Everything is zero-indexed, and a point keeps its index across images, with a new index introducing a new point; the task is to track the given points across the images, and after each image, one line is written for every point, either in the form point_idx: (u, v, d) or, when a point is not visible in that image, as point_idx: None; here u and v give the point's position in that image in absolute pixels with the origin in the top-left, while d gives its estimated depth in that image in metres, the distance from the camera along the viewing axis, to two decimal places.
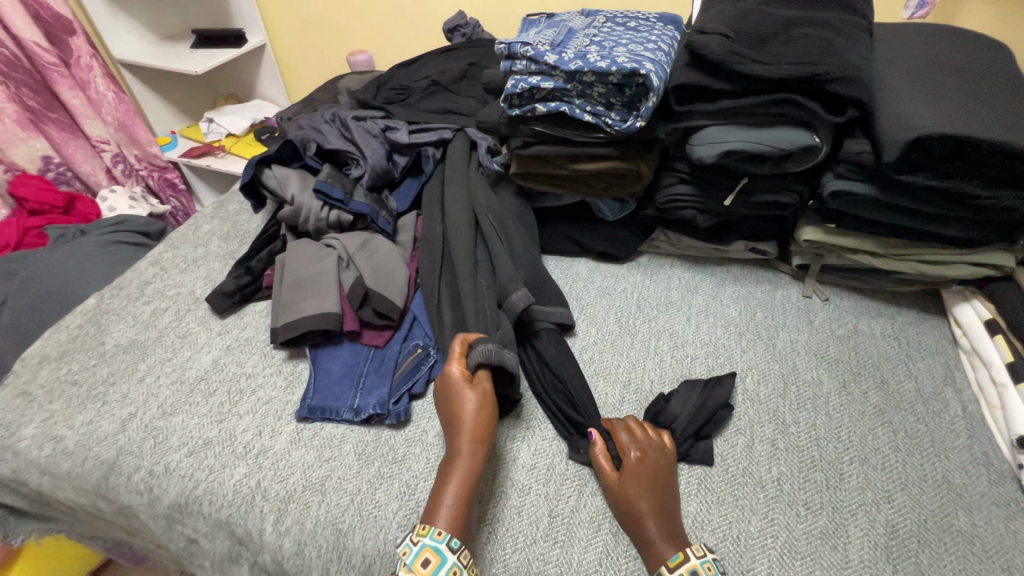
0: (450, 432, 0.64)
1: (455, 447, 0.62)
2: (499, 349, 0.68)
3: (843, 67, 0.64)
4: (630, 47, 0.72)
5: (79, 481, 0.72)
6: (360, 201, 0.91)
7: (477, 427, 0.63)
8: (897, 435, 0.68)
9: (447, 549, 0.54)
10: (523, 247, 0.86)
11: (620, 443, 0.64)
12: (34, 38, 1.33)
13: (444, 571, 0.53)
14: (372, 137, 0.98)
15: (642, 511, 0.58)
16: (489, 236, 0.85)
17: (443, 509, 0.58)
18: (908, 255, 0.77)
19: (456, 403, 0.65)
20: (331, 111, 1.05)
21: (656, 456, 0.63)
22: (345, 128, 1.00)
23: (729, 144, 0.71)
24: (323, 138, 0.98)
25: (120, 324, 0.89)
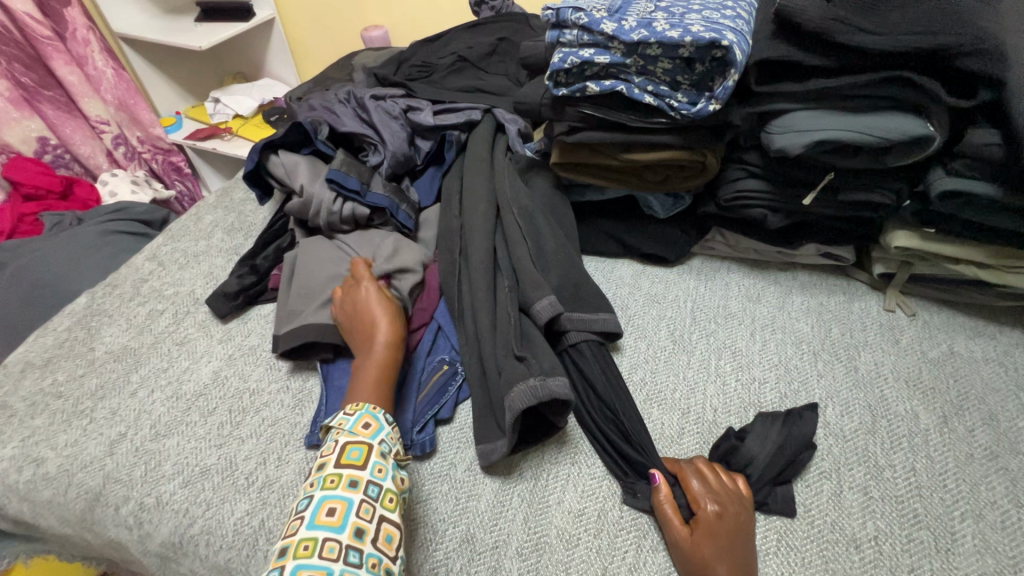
0: (361, 331, 0.65)
1: (370, 342, 0.64)
2: (547, 382, 0.57)
3: (978, 37, 0.52)
4: (704, 13, 0.60)
5: (62, 512, 0.64)
6: (377, 193, 0.80)
7: (394, 319, 0.66)
8: (1017, 487, 0.56)
9: (383, 416, 0.56)
10: (565, 249, 0.75)
11: (690, 492, 0.54)
12: (26, 10, 1.23)
13: (384, 436, 0.55)
14: (391, 119, 0.87)
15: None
16: (526, 236, 0.74)
17: (367, 389, 0.59)
18: (1022, 266, 0.65)
19: (365, 304, 0.67)
20: (343, 90, 0.94)
21: (734, 512, 0.52)
22: (360, 109, 0.89)
23: (820, 133, 0.59)
24: (336, 120, 0.87)
25: (112, 329, 0.80)
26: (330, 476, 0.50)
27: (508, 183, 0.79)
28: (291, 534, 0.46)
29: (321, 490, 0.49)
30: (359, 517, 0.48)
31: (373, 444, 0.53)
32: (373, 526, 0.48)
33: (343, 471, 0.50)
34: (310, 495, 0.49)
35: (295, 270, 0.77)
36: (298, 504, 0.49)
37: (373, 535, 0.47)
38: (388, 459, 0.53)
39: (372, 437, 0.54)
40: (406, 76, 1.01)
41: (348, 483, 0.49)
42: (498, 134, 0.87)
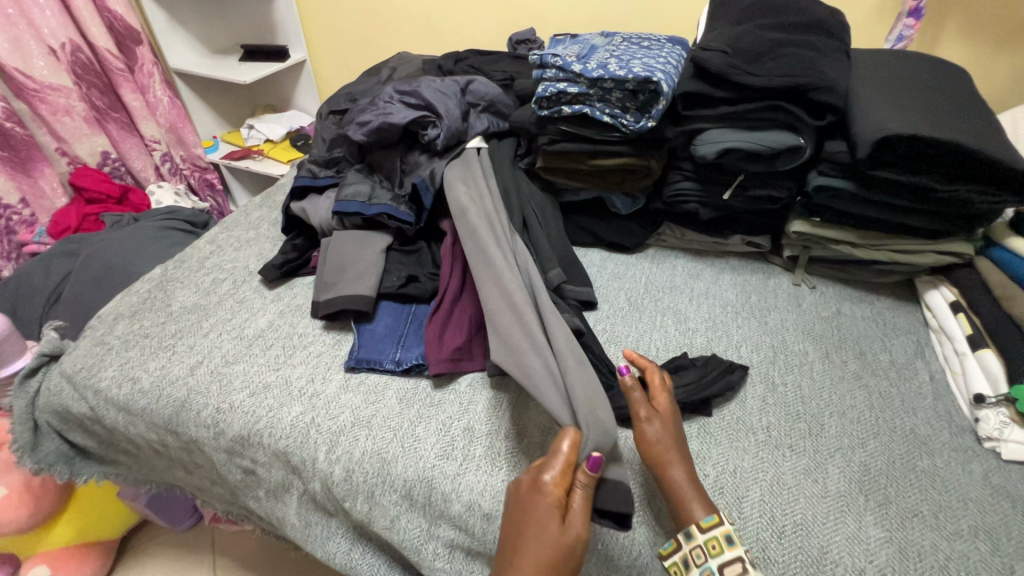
0: (511, 555, 0.55)
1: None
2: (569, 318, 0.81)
3: (822, 79, 0.77)
4: (644, 60, 0.86)
5: (153, 417, 0.82)
6: (381, 201, 0.97)
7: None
8: (872, 395, 0.77)
9: None
10: (556, 231, 0.96)
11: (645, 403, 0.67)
12: (106, 46, 1.49)
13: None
14: (447, 98, 1.02)
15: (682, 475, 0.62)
16: (533, 223, 0.94)
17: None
18: (883, 245, 0.88)
19: (535, 527, 0.55)
20: (389, 87, 1.07)
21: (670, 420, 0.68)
22: (411, 97, 1.03)
23: (727, 143, 0.82)
24: (394, 112, 1.00)
25: (184, 290, 1.00)
26: None
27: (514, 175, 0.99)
28: None
29: None
30: None
31: None
32: None
33: None
34: None
35: (327, 250, 0.96)
36: None
37: None
38: None
39: None
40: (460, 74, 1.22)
41: None
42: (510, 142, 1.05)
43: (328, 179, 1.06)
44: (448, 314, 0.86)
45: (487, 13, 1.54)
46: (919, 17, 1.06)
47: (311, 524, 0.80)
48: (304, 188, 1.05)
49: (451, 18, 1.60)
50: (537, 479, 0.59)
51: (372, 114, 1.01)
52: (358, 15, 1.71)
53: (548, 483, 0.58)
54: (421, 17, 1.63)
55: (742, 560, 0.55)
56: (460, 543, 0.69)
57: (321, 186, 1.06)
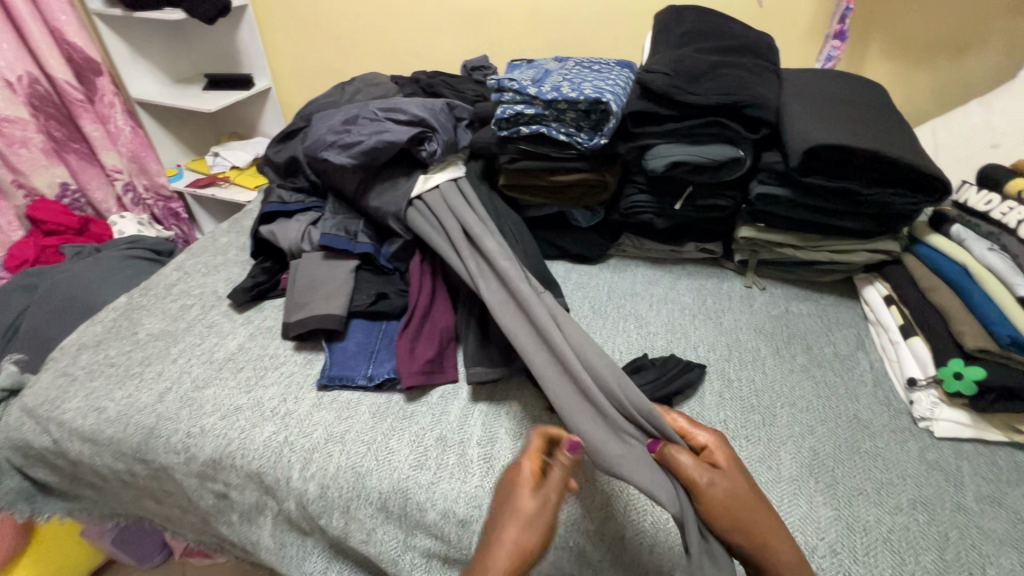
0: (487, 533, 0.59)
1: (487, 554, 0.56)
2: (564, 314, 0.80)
3: (754, 97, 0.84)
4: (594, 83, 0.92)
5: (121, 446, 0.82)
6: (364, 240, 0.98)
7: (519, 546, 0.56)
8: (818, 385, 0.83)
9: None
10: (529, 247, 0.99)
11: (708, 486, 0.60)
12: (65, 77, 1.48)
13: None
14: (437, 114, 1.00)
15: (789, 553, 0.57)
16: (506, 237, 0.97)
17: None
18: (822, 246, 0.95)
19: (511, 503, 0.59)
20: (365, 105, 1.01)
21: (746, 485, 0.61)
22: (398, 114, 0.97)
23: (675, 156, 0.88)
24: (385, 132, 0.94)
25: (151, 318, 1.00)
26: None
27: (485, 193, 1.00)
28: None
29: None
30: None
31: None
32: None
33: None
34: None
35: (295, 272, 0.97)
36: None
37: None
38: None
39: None
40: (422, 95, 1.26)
41: None
42: (477, 163, 1.06)
43: (303, 206, 1.08)
44: (419, 328, 0.89)
45: (449, 40, 1.60)
46: (844, 39, 1.17)
47: (286, 545, 0.80)
48: (276, 212, 1.07)
49: (416, 45, 1.65)
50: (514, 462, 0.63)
51: (359, 135, 0.94)
52: (322, 43, 1.75)
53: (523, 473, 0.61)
54: (385, 44, 1.68)
55: None
56: (436, 551, 0.71)
57: (292, 210, 1.07)
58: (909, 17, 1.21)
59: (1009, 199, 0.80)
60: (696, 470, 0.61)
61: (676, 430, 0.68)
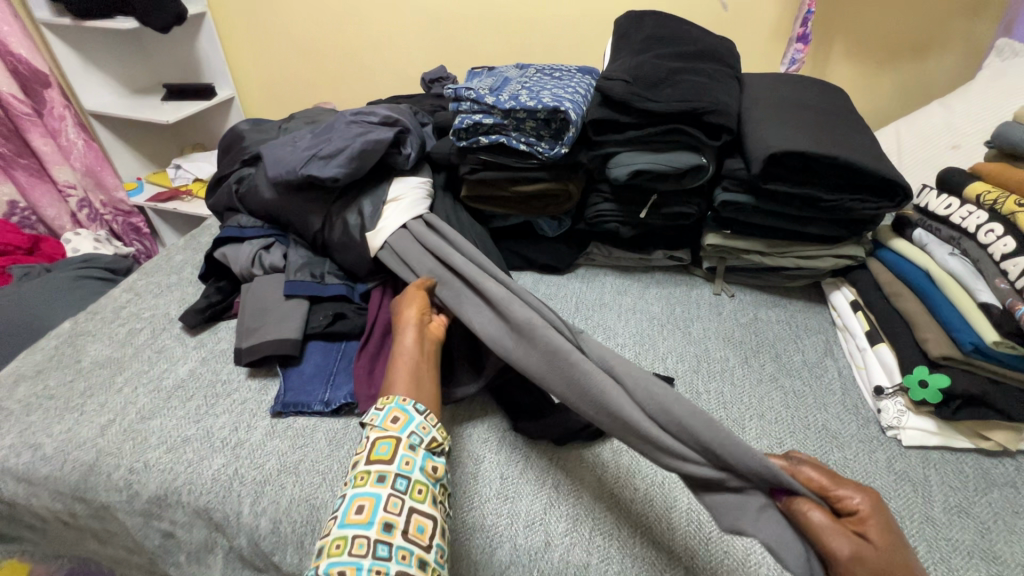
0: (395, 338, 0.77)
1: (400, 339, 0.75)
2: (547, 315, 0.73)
3: (714, 103, 0.83)
4: (554, 91, 0.89)
5: (59, 485, 0.77)
6: (334, 282, 0.93)
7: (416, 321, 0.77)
8: (787, 396, 0.81)
9: (413, 409, 0.64)
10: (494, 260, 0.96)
11: (843, 554, 0.51)
12: (10, 90, 1.42)
13: (411, 427, 0.63)
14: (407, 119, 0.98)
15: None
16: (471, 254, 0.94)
17: (398, 389, 0.68)
18: (789, 252, 0.93)
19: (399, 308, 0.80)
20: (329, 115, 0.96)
21: (897, 553, 0.50)
22: (369, 117, 0.94)
23: (638, 164, 0.86)
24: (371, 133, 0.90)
25: (97, 344, 0.94)
26: (358, 476, 0.59)
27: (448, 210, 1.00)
28: (327, 534, 0.55)
29: (352, 488, 0.58)
30: (387, 512, 0.56)
31: (401, 437, 0.62)
32: (403, 518, 0.56)
33: (371, 469, 0.59)
34: (344, 493, 0.58)
35: (246, 296, 0.93)
36: (336, 506, 0.59)
37: (401, 528, 0.55)
38: (416, 453, 0.61)
39: (400, 431, 0.62)
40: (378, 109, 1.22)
41: (376, 480, 0.58)
42: (440, 174, 1.04)
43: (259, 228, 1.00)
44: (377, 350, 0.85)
45: (414, 47, 1.57)
46: (806, 42, 1.17)
47: None
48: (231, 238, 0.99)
49: (381, 53, 1.62)
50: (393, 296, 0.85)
51: (340, 141, 0.89)
52: (285, 51, 1.71)
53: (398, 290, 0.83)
54: (349, 51, 1.64)
55: None
56: None
57: (250, 234, 0.99)
58: (869, 19, 1.22)
59: (968, 202, 0.80)
60: (830, 531, 0.52)
61: (811, 485, 0.57)
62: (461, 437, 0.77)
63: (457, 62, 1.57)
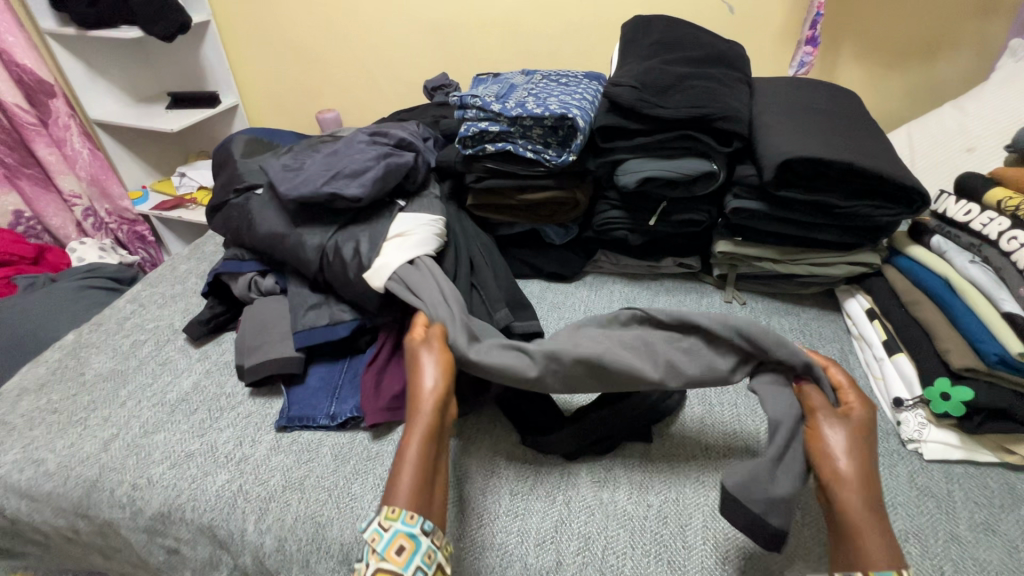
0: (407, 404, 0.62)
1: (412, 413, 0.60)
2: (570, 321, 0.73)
3: (725, 109, 0.81)
4: (560, 98, 0.88)
5: (62, 501, 0.76)
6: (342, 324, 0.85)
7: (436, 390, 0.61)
8: None
9: (420, 533, 0.51)
10: (502, 269, 0.95)
11: (820, 422, 0.58)
12: (15, 100, 1.42)
13: (418, 558, 0.50)
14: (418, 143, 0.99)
15: (874, 510, 0.52)
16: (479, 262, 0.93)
17: (403, 499, 0.53)
18: (802, 259, 0.92)
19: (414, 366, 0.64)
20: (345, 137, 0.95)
21: (863, 437, 0.56)
22: (384, 139, 0.95)
23: (647, 171, 0.84)
24: (392, 161, 0.89)
25: (100, 356, 0.93)
26: None
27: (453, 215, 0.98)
28: None
29: None
30: None
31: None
32: None
33: None
34: None
35: (248, 313, 0.91)
36: None
37: None
38: None
39: (403, 567, 0.49)
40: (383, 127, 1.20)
41: None
42: (445, 183, 1.03)
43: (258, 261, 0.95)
44: (384, 362, 0.83)
45: (418, 53, 1.56)
46: (816, 44, 1.15)
47: None
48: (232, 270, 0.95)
49: (385, 59, 1.61)
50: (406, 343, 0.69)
51: (361, 165, 0.87)
52: (289, 59, 1.71)
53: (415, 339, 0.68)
54: (353, 58, 1.64)
55: None
56: None
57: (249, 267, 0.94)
58: (879, 21, 1.20)
59: (989, 209, 0.78)
60: (819, 404, 0.59)
61: (833, 383, 0.62)
62: (467, 452, 0.76)
63: (461, 67, 1.56)
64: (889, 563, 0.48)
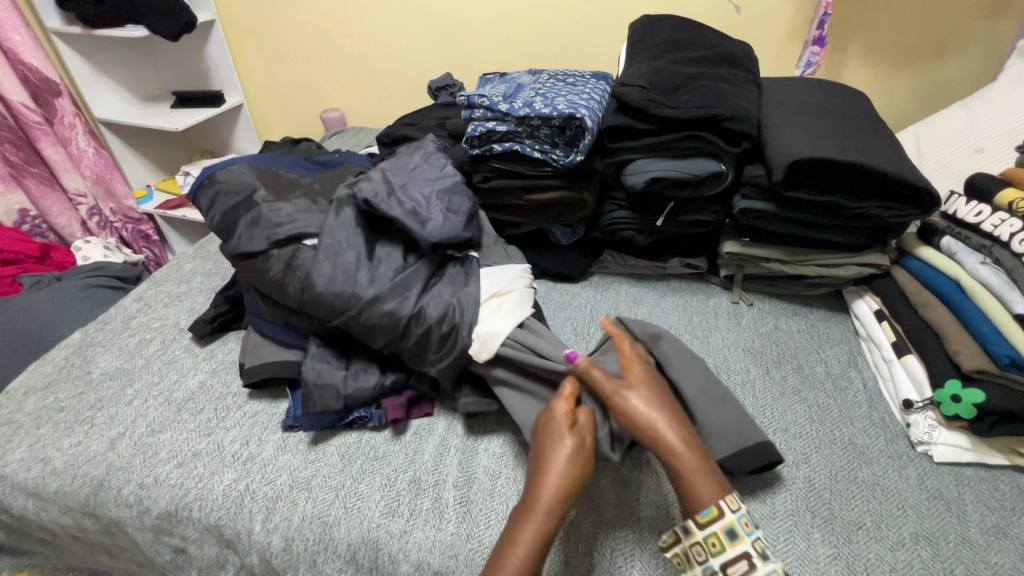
0: (533, 473, 0.60)
1: (534, 492, 0.58)
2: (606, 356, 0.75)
3: (734, 109, 0.81)
4: (568, 97, 0.88)
5: (69, 500, 0.76)
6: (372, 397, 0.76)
7: (565, 478, 0.58)
8: (812, 409, 0.78)
9: None
10: None
11: (621, 399, 0.63)
12: (20, 99, 1.42)
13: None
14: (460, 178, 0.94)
15: (648, 415, 0.62)
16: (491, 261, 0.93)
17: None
18: (810, 260, 0.91)
19: (551, 442, 0.61)
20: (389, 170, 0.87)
21: (656, 394, 0.64)
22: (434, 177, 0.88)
23: (655, 171, 0.84)
24: (461, 207, 0.84)
25: (107, 355, 0.93)
26: None
27: None
28: None
29: None
30: None
31: None
32: None
33: None
34: None
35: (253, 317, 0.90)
36: None
37: None
38: None
39: None
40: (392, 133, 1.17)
41: None
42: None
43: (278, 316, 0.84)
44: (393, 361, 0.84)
45: (422, 52, 1.56)
46: (823, 44, 1.14)
47: None
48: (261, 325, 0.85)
49: (390, 58, 1.61)
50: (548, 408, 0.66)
51: (432, 210, 0.81)
52: (293, 59, 1.71)
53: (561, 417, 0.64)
54: (357, 57, 1.64)
55: (748, 556, 0.53)
56: None
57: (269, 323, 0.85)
58: (886, 20, 1.19)
59: (1001, 209, 0.77)
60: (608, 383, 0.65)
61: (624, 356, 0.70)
62: (474, 453, 0.75)
63: (466, 67, 1.56)
64: (712, 501, 0.56)
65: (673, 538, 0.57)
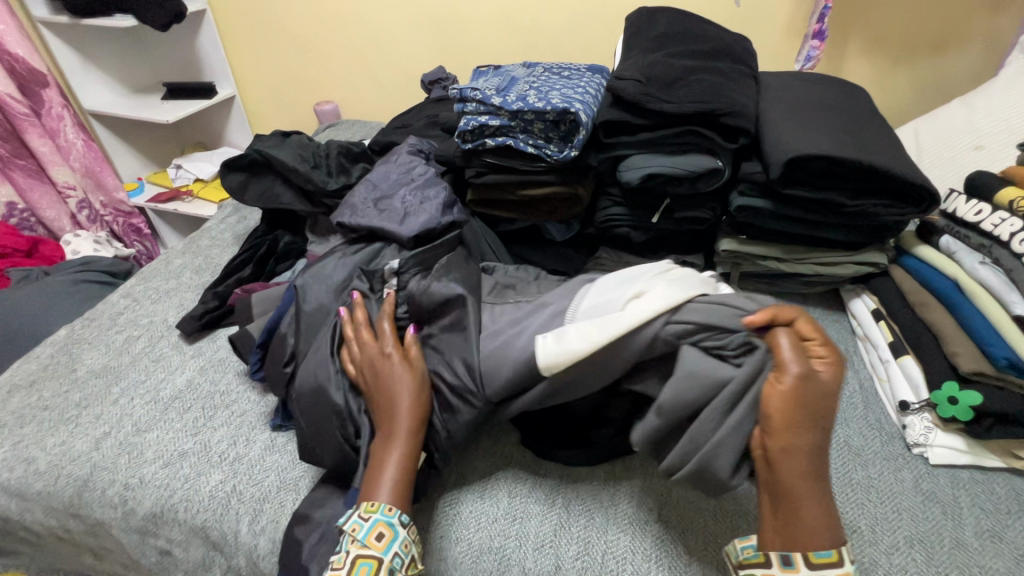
0: (382, 413, 0.64)
1: (392, 427, 0.62)
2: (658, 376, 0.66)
3: (730, 104, 0.80)
4: (563, 91, 0.86)
5: (53, 500, 0.75)
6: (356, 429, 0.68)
7: (416, 406, 0.63)
8: None
9: (398, 523, 0.57)
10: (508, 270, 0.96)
11: (791, 381, 0.52)
12: (7, 91, 1.39)
13: (396, 546, 0.57)
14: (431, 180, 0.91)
15: (810, 441, 0.51)
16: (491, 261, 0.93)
17: (382, 493, 0.59)
18: (807, 258, 0.90)
19: (388, 378, 0.64)
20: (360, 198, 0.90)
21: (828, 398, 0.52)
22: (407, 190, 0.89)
23: (651, 168, 0.82)
24: (437, 197, 0.87)
25: (93, 352, 0.92)
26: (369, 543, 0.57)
27: None
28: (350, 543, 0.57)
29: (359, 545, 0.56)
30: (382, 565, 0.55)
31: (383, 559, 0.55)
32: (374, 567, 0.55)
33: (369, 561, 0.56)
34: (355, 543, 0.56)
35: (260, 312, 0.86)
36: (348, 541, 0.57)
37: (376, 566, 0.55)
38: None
39: (384, 550, 0.56)
40: (386, 134, 1.16)
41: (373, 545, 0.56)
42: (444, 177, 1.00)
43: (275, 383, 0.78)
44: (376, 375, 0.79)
45: (417, 44, 1.54)
46: (823, 38, 1.12)
47: None
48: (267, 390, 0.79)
49: (384, 51, 1.59)
50: (379, 351, 0.67)
51: (411, 206, 0.86)
52: (286, 49, 1.68)
53: (391, 349, 0.67)
54: (351, 50, 1.61)
55: None
56: None
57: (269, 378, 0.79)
58: (887, 15, 1.18)
59: (1001, 208, 0.76)
60: (791, 354, 0.53)
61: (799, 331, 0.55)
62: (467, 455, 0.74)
63: (461, 60, 1.54)
64: (828, 546, 0.49)
65: (764, 559, 0.51)
